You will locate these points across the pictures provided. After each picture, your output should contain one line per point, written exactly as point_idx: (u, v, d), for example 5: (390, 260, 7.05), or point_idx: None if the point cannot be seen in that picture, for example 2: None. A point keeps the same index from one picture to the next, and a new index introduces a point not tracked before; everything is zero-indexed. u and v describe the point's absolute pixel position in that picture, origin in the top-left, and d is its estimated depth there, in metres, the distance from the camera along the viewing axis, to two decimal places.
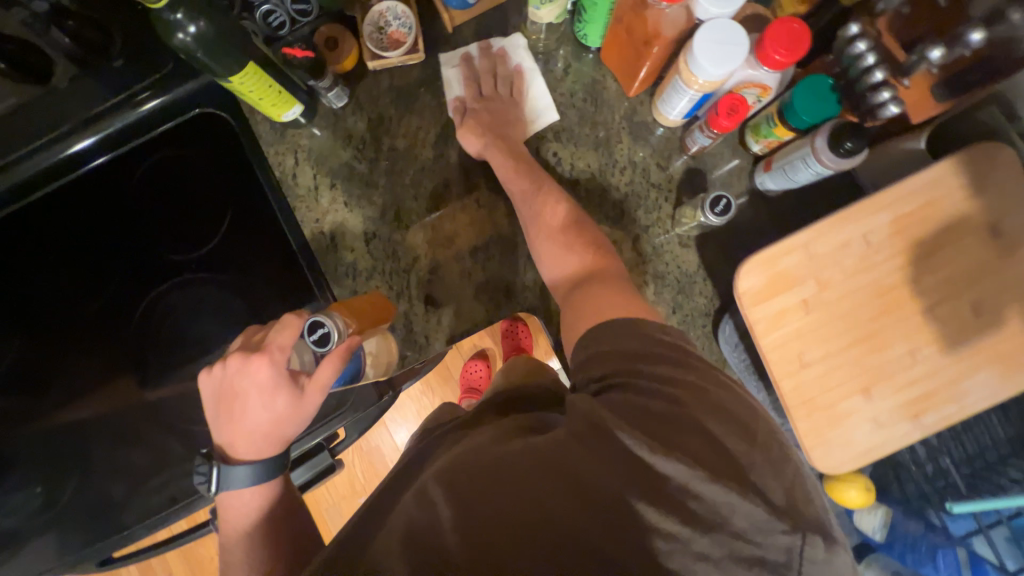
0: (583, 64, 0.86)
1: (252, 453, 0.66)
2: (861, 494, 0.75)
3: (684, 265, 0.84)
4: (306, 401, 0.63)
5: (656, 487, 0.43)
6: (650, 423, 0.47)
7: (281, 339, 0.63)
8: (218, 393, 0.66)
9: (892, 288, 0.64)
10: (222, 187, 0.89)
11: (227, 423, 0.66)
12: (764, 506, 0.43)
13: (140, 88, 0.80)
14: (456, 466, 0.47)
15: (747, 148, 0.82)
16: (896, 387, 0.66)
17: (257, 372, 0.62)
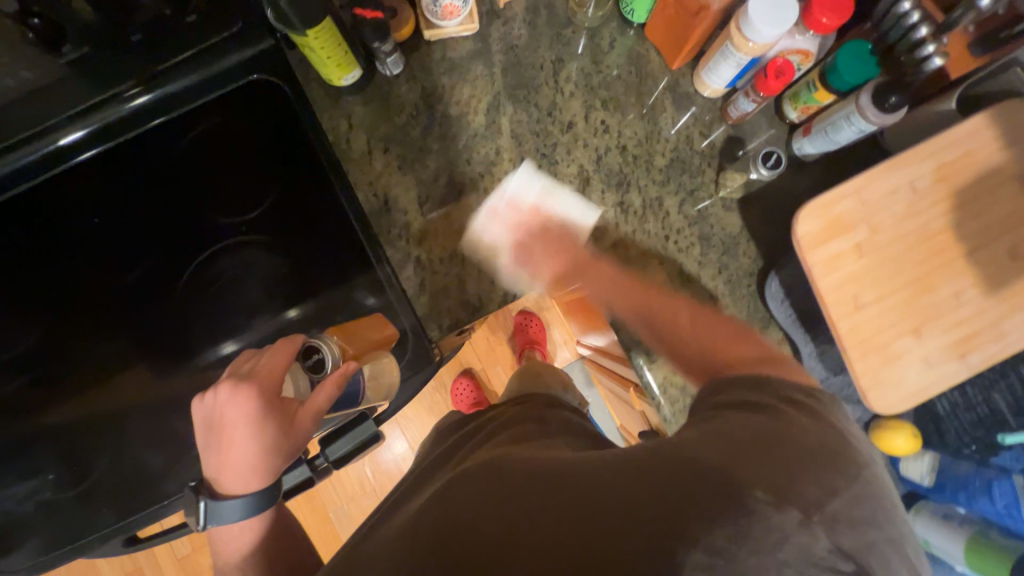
0: (627, 39, 0.91)
1: (238, 487, 0.66)
2: (909, 441, 0.79)
3: (727, 227, 0.88)
4: (296, 427, 0.66)
5: (686, 510, 0.45)
6: (740, 454, 0.48)
7: (270, 366, 0.69)
8: (209, 421, 0.66)
9: (937, 233, 0.69)
10: (279, 153, 0.84)
11: (216, 454, 0.66)
12: (823, 537, 0.44)
13: (129, 84, 0.67)
14: (474, 475, 0.55)
15: (783, 118, 0.87)
16: (945, 328, 0.70)
17: (245, 403, 0.65)
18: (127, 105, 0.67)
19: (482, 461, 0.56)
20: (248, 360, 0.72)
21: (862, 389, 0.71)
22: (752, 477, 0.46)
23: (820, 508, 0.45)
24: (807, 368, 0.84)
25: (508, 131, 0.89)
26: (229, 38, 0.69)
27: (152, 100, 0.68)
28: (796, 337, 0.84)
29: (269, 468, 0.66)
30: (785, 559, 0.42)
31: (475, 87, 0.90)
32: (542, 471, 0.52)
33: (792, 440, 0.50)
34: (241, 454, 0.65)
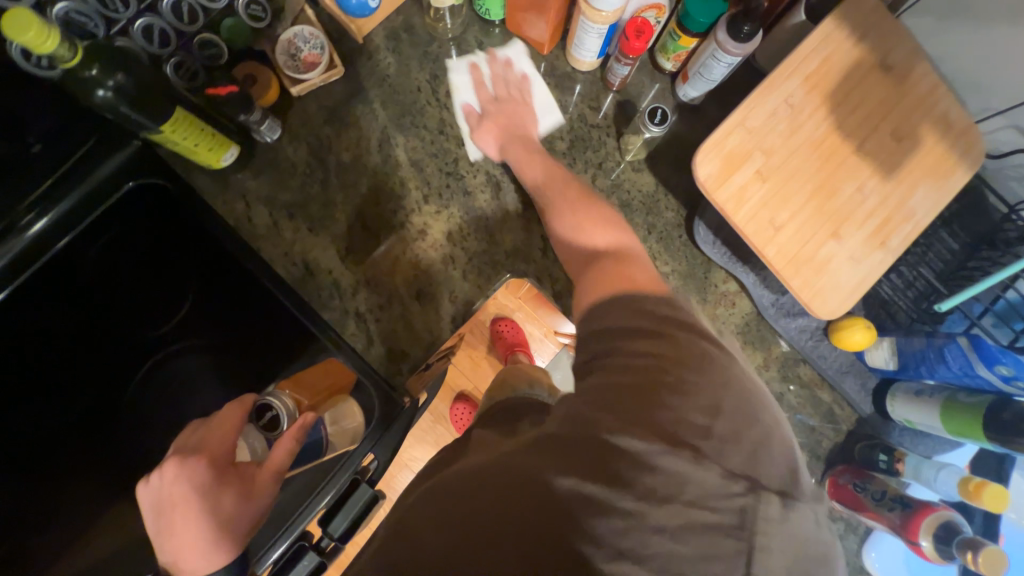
0: (493, 38, 0.91)
1: (198, 567, 0.55)
2: (866, 334, 0.79)
3: (643, 188, 0.89)
4: (257, 488, 0.60)
5: (608, 468, 0.43)
6: (610, 410, 0.45)
7: (217, 438, 0.64)
8: (160, 506, 0.58)
9: (824, 139, 0.72)
10: (182, 247, 0.79)
11: (169, 535, 0.57)
12: (719, 470, 0.43)
13: (23, 211, 0.65)
14: (444, 490, 0.46)
15: (662, 70, 0.90)
16: (860, 222, 0.73)
17: (193, 475, 0.59)
18: (25, 233, 0.66)
19: (455, 474, 0.47)
20: (192, 435, 0.67)
21: (805, 302, 0.73)
22: (641, 424, 0.44)
23: (721, 445, 0.44)
24: (756, 297, 0.86)
25: (407, 161, 0.88)
26: (96, 150, 0.68)
27: (49, 223, 0.66)
28: (737, 271, 0.85)
29: (233, 539, 0.57)
30: (687, 503, 0.41)
31: (361, 129, 0.88)
32: (490, 467, 0.46)
33: (684, 387, 0.46)
34: (198, 532, 0.56)
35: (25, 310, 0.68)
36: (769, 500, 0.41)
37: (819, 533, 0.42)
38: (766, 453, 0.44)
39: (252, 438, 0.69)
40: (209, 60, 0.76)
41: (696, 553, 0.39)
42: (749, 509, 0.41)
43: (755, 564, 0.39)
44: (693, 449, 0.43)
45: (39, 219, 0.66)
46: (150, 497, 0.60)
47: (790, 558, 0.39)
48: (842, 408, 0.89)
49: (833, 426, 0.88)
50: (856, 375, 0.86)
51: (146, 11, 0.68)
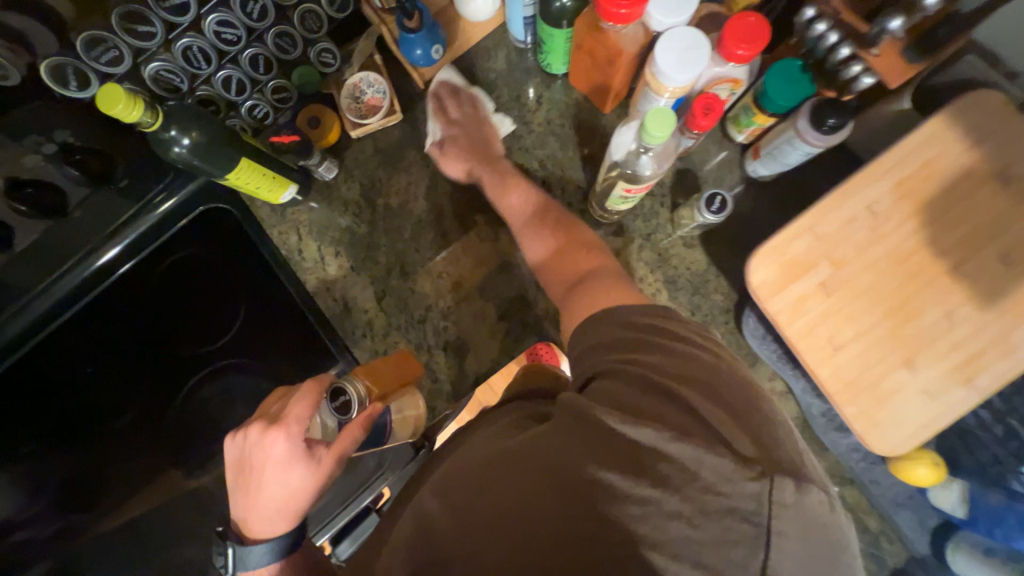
0: (554, 91, 0.88)
1: (267, 529, 0.58)
2: (932, 472, 0.69)
3: (693, 265, 0.83)
4: (321, 474, 0.57)
5: (615, 451, 0.43)
6: (615, 406, 0.46)
7: (298, 408, 0.58)
8: (240, 461, 0.59)
9: (911, 254, 0.62)
10: (239, 273, 0.83)
11: (244, 497, 0.59)
12: (730, 457, 0.41)
13: (155, 192, 0.75)
14: (467, 476, 0.47)
15: (732, 139, 0.82)
16: (942, 354, 0.63)
17: (273, 445, 0.57)
18: (157, 210, 0.75)
19: (472, 459, 0.49)
20: (278, 397, 0.63)
21: (859, 433, 0.65)
22: (648, 421, 0.44)
23: (730, 428, 0.43)
24: (804, 404, 0.77)
25: (452, 210, 0.88)
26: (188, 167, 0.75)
27: (177, 203, 0.76)
28: (787, 374, 0.77)
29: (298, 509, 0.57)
30: (702, 487, 0.40)
31: (412, 174, 0.89)
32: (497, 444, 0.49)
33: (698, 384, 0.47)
34: (269, 497, 0.57)
35: (133, 283, 0.77)
36: (782, 483, 0.39)
37: (831, 515, 0.40)
38: (768, 436, 0.43)
39: (326, 416, 0.58)
40: (278, 102, 0.81)
41: (712, 538, 0.38)
42: (764, 495, 0.39)
43: (772, 551, 0.38)
44: (702, 438, 0.42)
45: (165, 200, 0.75)
46: (232, 450, 0.60)
47: (803, 538, 0.38)
48: (890, 541, 0.78)
49: (877, 560, 0.78)
50: (914, 510, 0.75)
51: (227, 65, 0.71)
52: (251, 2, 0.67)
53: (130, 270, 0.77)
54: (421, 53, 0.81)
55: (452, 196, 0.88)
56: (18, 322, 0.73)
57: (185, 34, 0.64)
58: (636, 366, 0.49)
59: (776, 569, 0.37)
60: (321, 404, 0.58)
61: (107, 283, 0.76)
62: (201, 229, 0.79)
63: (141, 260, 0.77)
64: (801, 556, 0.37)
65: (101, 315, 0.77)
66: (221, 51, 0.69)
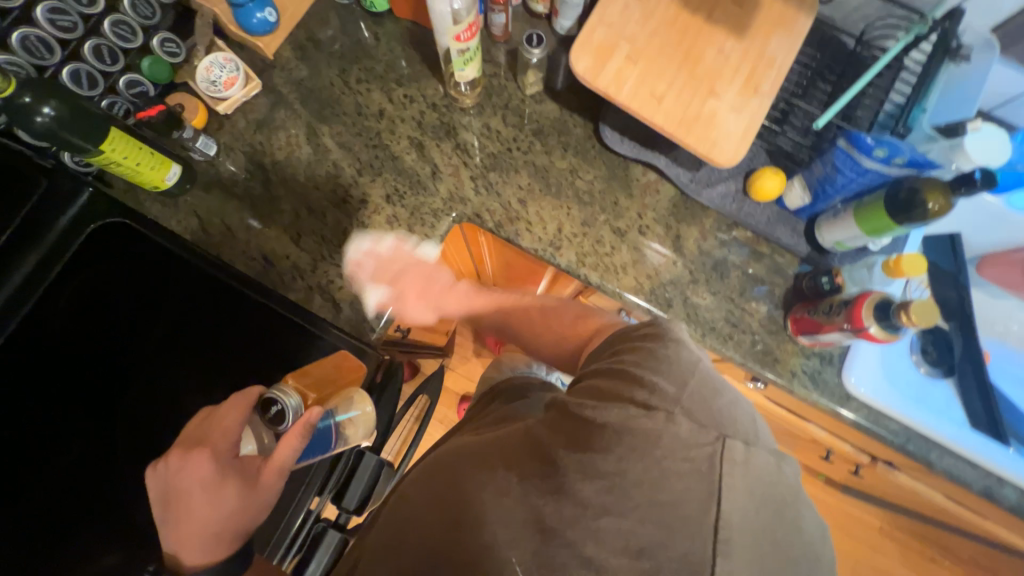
0: (386, 26, 1.02)
1: (205, 558, 0.64)
2: (775, 179, 0.88)
3: (550, 114, 0.98)
4: (260, 486, 0.67)
5: (582, 431, 0.55)
6: (595, 395, 0.57)
7: (220, 431, 0.69)
8: (163, 493, 0.66)
9: (676, 17, 0.82)
10: (137, 285, 0.84)
11: (171, 529, 0.65)
12: (689, 424, 0.54)
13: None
14: (467, 475, 0.57)
15: (537, 15, 1.01)
16: (730, 78, 0.82)
17: (199, 468, 0.66)
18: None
19: (470, 455, 0.60)
20: (198, 423, 0.72)
21: (705, 155, 0.80)
22: (618, 402, 0.55)
23: (691, 404, 0.55)
24: (674, 177, 0.93)
25: (334, 145, 0.96)
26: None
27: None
28: (650, 159, 0.93)
29: (246, 521, 0.67)
30: (662, 456, 0.52)
31: (288, 130, 0.97)
32: (495, 448, 0.59)
33: (666, 369, 0.57)
34: (205, 514, 0.64)
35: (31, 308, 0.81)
36: (733, 445, 0.53)
37: (781, 475, 0.55)
38: (719, 407, 0.55)
39: (261, 428, 0.73)
40: (137, 96, 0.86)
41: (672, 498, 0.51)
42: (716, 454, 0.52)
43: (725, 504, 0.51)
44: (666, 412, 0.54)
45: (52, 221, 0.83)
46: (155, 482, 0.67)
47: (753, 493, 0.52)
48: (783, 256, 0.94)
49: (782, 275, 0.93)
50: (785, 222, 0.92)
51: (71, 58, 0.77)
52: None
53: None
54: (258, 20, 0.92)
55: (330, 134, 0.97)
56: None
57: (16, 26, 0.70)
58: (619, 362, 0.59)
59: (729, 521, 0.50)
60: (256, 417, 0.73)
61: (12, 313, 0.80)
62: (88, 252, 0.85)
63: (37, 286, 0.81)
64: (748, 506, 0.51)
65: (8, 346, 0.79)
66: (60, 39, 0.75)
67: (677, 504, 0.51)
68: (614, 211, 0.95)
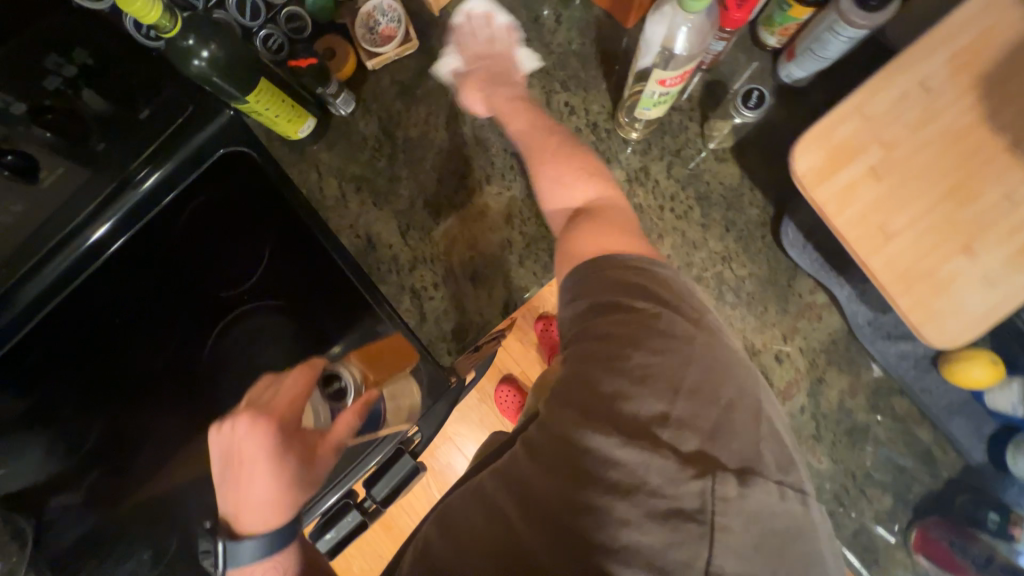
0: (573, 10, 0.85)
1: (257, 524, 0.57)
2: (988, 371, 0.67)
3: (725, 180, 0.81)
4: (314, 462, 0.61)
5: (579, 469, 0.46)
6: (569, 408, 0.49)
7: (278, 401, 0.61)
8: (227, 460, 0.58)
9: (967, 131, 0.59)
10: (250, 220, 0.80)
11: (230, 490, 0.58)
12: (675, 457, 0.45)
13: (138, 165, 0.70)
14: (459, 512, 0.50)
15: (763, 46, 0.79)
16: (1002, 237, 0.59)
17: (256, 440, 0.58)
18: (140, 187, 0.70)
19: (460, 495, 0.52)
20: (264, 387, 0.64)
21: (914, 326, 0.62)
22: (603, 425, 0.47)
23: (681, 426, 0.46)
24: (849, 313, 0.74)
25: (472, 138, 0.86)
26: (178, 131, 0.70)
27: (162, 177, 0.71)
28: (829, 282, 0.74)
29: (291, 507, 0.57)
30: (651, 491, 0.44)
31: (430, 104, 0.87)
32: (486, 482, 0.51)
33: (651, 371, 0.48)
34: (261, 490, 0.57)
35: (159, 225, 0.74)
36: (726, 478, 0.43)
37: (794, 516, 0.44)
38: (709, 421, 0.46)
39: (319, 404, 0.73)
40: (293, 33, 0.80)
41: (672, 541, 0.42)
42: (708, 491, 0.43)
43: (717, 550, 0.41)
44: (652, 439, 0.46)
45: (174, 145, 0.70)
46: (219, 441, 0.60)
47: (752, 535, 0.42)
48: (944, 452, 0.75)
49: (931, 472, 0.75)
50: (969, 417, 0.72)
51: None
52: None
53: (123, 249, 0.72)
54: None
55: (471, 124, 0.86)
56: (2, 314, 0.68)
57: None
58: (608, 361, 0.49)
59: (722, 565, 0.41)
60: (319, 394, 0.74)
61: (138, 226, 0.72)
62: (206, 178, 0.75)
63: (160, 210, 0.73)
64: (748, 549, 0.41)
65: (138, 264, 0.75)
66: None
67: (670, 549, 0.42)
68: (756, 320, 0.79)
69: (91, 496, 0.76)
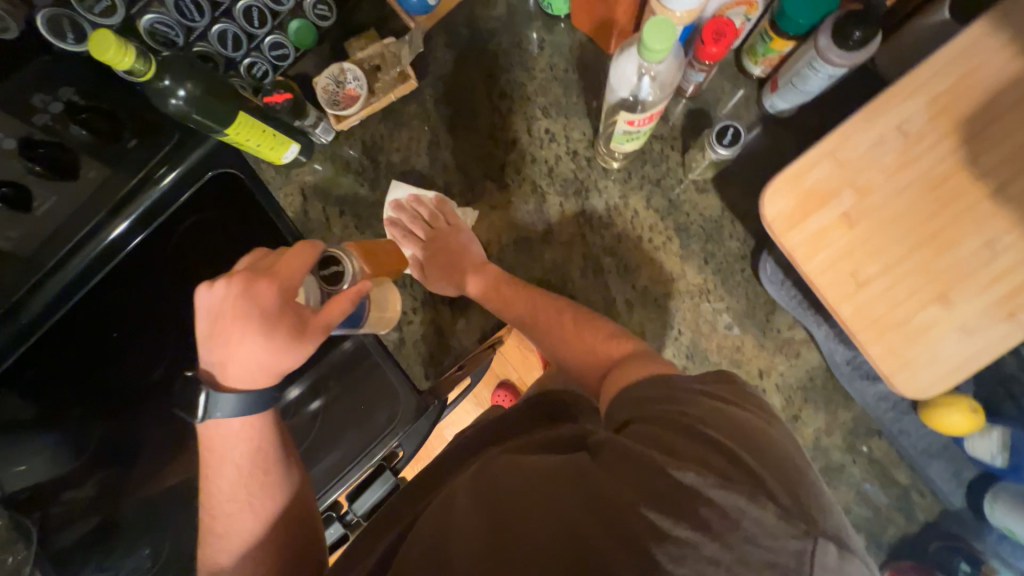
0: (557, 35, 0.84)
1: (241, 380, 0.52)
2: (967, 419, 0.65)
3: (706, 211, 0.79)
4: (307, 340, 0.51)
5: (652, 487, 0.38)
6: (652, 446, 0.41)
7: (292, 266, 0.52)
8: (213, 313, 0.51)
9: (945, 178, 0.57)
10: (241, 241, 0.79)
11: (216, 345, 0.51)
12: (774, 508, 0.36)
13: (154, 167, 0.76)
14: (504, 485, 0.43)
15: (749, 75, 0.78)
16: (981, 286, 0.57)
17: (260, 296, 0.50)
18: (160, 184, 0.77)
19: (495, 474, 0.45)
20: (259, 254, 0.55)
21: (886, 375, 0.60)
22: (680, 461, 0.39)
23: (770, 481, 0.38)
24: (827, 351, 0.73)
25: (453, 163, 0.86)
26: (178, 143, 0.77)
27: (137, 219, 0.77)
28: (807, 321, 0.73)
29: (276, 370, 0.51)
30: (745, 538, 0.35)
31: (412, 129, 0.88)
32: (526, 468, 0.44)
33: (736, 429, 0.42)
34: (246, 353, 0.50)
35: (154, 243, 0.78)
36: (827, 546, 0.35)
37: None
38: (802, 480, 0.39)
39: (313, 286, 0.55)
40: (277, 59, 0.81)
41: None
42: (806, 554, 0.34)
43: None
44: (750, 485, 0.37)
45: (169, 171, 0.76)
46: (206, 298, 0.51)
47: None
48: (922, 495, 0.74)
49: (906, 515, 0.75)
50: (947, 462, 0.71)
51: (221, 18, 0.74)
52: None
53: (140, 245, 0.78)
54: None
55: (452, 149, 0.87)
56: (25, 313, 0.75)
57: None
58: (678, 417, 0.44)
59: None
60: (309, 276, 0.55)
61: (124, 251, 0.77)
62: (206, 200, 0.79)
63: (152, 230, 0.78)
64: None
65: (124, 283, 0.78)
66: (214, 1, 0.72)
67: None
68: (732, 354, 0.79)
69: (99, 493, 0.76)
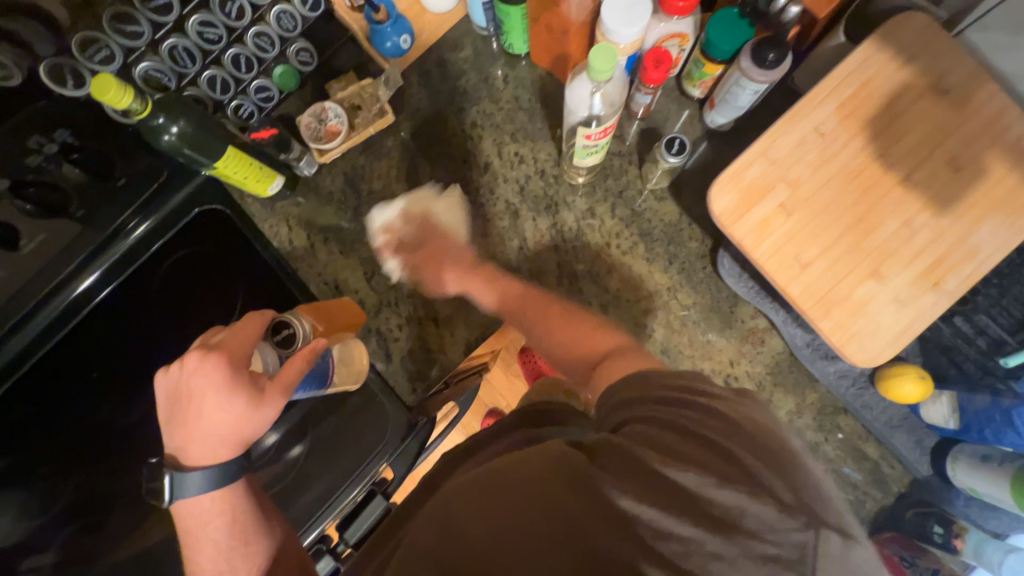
0: (519, 71, 0.94)
1: (205, 457, 0.54)
2: (918, 386, 0.70)
3: (666, 217, 0.87)
4: (265, 404, 0.52)
5: (652, 482, 0.38)
6: (658, 444, 0.41)
7: (240, 338, 0.54)
8: (175, 393, 0.53)
9: (861, 169, 0.65)
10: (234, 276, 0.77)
11: (180, 427, 0.53)
12: (777, 506, 0.37)
13: (129, 217, 0.72)
14: (496, 471, 0.42)
15: (689, 96, 0.88)
16: (906, 262, 0.64)
17: (212, 370, 0.51)
18: (130, 238, 0.71)
19: (488, 463, 0.43)
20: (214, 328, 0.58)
21: (838, 347, 0.66)
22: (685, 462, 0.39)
23: (777, 484, 0.38)
24: (787, 336, 0.79)
25: None
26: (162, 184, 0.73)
27: (103, 273, 0.71)
28: (766, 308, 0.79)
29: (244, 433, 0.53)
30: (747, 536, 0.35)
31: (391, 159, 0.94)
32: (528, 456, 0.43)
33: (747, 436, 0.41)
34: (212, 423, 0.52)
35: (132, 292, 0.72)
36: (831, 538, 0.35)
37: None
38: (815, 488, 0.38)
39: (269, 353, 0.57)
40: (263, 101, 0.89)
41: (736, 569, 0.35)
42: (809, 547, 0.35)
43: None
44: (755, 485, 0.38)
45: (142, 223, 0.72)
46: (165, 381, 0.54)
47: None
48: (892, 467, 0.80)
49: (881, 487, 0.80)
50: (910, 432, 0.77)
51: (210, 65, 0.82)
52: (229, 2, 0.78)
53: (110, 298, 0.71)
54: (392, 45, 0.87)
55: (429, 174, 0.93)
56: None
57: (170, 35, 0.76)
58: (691, 416, 0.43)
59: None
60: (264, 342, 0.57)
61: (89, 308, 0.70)
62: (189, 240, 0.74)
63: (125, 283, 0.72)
64: None
65: (98, 335, 0.71)
66: (204, 50, 0.80)
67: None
68: (703, 348, 0.85)
69: (64, 557, 0.68)
